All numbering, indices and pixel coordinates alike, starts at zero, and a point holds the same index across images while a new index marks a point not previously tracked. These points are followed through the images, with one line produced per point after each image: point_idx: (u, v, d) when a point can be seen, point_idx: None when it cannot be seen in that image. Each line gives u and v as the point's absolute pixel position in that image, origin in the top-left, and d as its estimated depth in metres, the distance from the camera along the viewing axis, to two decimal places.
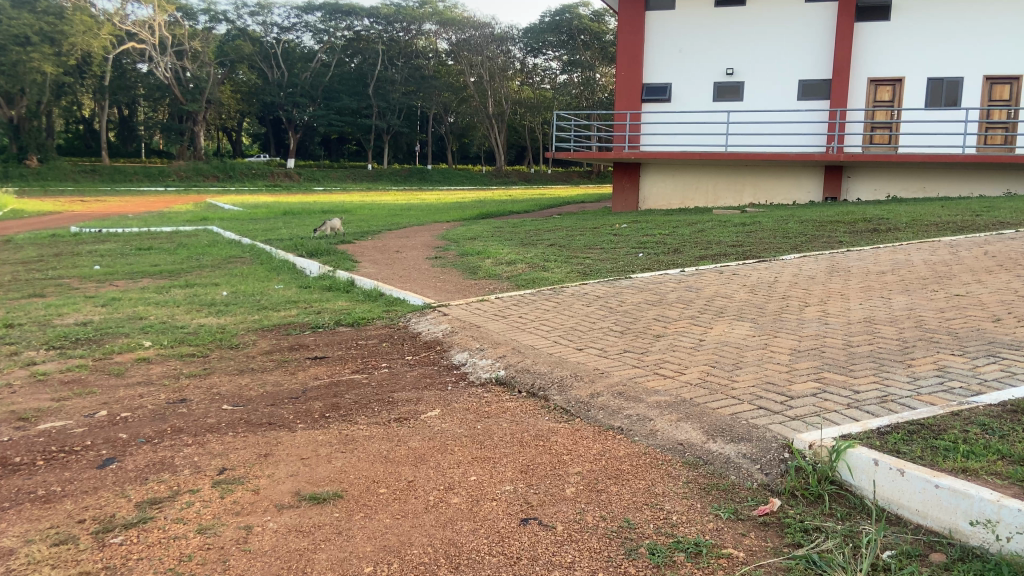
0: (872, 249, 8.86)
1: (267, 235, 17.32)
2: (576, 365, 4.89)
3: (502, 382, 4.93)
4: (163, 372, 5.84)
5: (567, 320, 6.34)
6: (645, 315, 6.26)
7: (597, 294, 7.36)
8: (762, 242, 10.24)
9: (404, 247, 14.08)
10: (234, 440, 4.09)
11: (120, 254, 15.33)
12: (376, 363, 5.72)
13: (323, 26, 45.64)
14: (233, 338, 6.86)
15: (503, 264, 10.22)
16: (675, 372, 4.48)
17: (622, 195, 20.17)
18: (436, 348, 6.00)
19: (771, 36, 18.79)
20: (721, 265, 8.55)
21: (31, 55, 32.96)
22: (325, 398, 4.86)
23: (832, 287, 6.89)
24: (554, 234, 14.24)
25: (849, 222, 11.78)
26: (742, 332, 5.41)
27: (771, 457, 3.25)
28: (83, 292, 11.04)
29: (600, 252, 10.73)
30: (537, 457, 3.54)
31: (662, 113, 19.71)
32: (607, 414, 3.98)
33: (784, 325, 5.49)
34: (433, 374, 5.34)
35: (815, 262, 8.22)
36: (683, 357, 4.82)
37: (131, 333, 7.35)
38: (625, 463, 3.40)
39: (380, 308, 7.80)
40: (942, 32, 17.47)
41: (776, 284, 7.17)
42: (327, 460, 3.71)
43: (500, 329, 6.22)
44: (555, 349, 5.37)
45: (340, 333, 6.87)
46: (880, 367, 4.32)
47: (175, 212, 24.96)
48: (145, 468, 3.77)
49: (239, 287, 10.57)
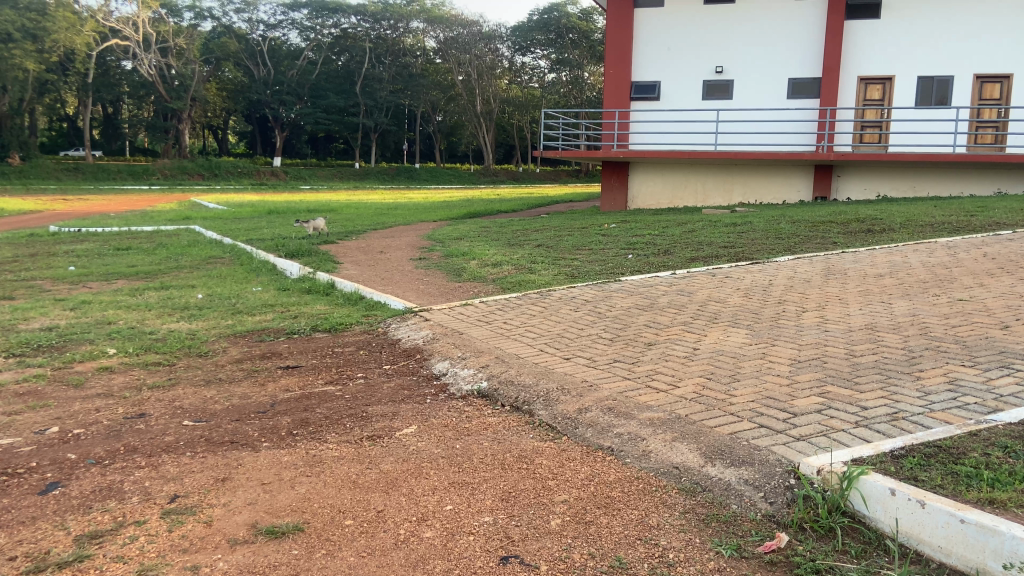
0: (867, 251, 8.60)
1: (249, 234, 16.93)
2: (562, 378, 4.58)
3: (485, 396, 4.62)
4: (125, 384, 5.49)
5: (554, 326, 6.04)
6: (636, 321, 5.97)
7: (586, 298, 7.08)
8: (755, 243, 9.99)
9: (389, 247, 13.76)
10: (192, 462, 3.77)
11: (97, 254, 14.90)
12: (351, 373, 5.39)
13: (310, 23, 44.84)
14: (202, 345, 6.52)
15: (488, 265, 9.91)
16: (668, 386, 4.19)
17: (610, 194, 19.92)
18: (416, 356, 5.69)
19: (760, 34, 18.57)
20: (713, 267, 8.26)
21: (11, 52, 32.26)
22: (295, 413, 4.53)
23: (830, 290, 6.63)
24: (542, 234, 13.95)
25: (842, 222, 11.56)
26: (738, 340, 5.10)
27: (775, 483, 2.97)
28: (54, 295, 10.63)
29: (588, 254, 10.43)
30: (520, 482, 3.23)
31: (651, 111, 19.45)
32: (596, 433, 3.68)
33: (781, 333, 5.21)
34: (412, 385, 5.02)
35: (810, 264, 7.96)
36: (677, 368, 4.52)
37: (97, 339, 7.00)
38: (616, 490, 3.11)
39: (359, 313, 7.47)
40: (931, 30, 17.29)
41: (771, 288, 6.91)
42: (290, 485, 3.39)
43: (484, 335, 5.90)
44: (541, 359, 5.06)
45: (316, 339, 6.55)
46: (887, 380, 4.04)
47: (158, 211, 24.45)
48: (89, 495, 3.43)
49: (215, 289, 10.21)
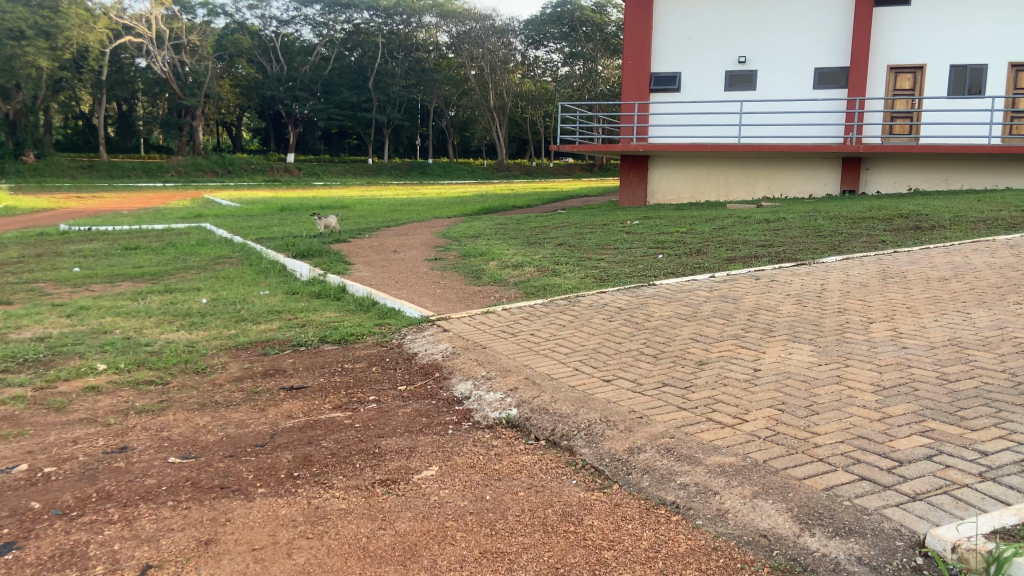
0: (922, 251, 7.90)
1: (261, 233, 16.42)
2: (605, 407, 3.93)
3: (516, 428, 4.00)
4: (111, 407, 4.91)
5: (589, 339, 5.40)
6: (680, 334, 5.31)
7: (620, 305, 6.45)
8: (795, 242, 9.29)
9: (403, 247, 13.15)
10: (173, 516, 3.18)
11: (104, 254, 14.38)
12: (362, 396, 4.77)
13: (323, 19, 44.15)
14: (200, 360, 5.93)
15: (509, 267, 9.27)
16: (734, 420, 3.54)
17: (630, 189, 19.25)
18: (435, 375, 5.07)
19: (786, 21, 17.81)
20: (755, 269, 7.58)
21: (25, 50, 31.94)
22: (296, 448, 3.92)
23: (894, 297, 5.97)
24: (562, 232, 13.34)
25: (886, 217, 10.84)
26: (804, 359, 4.44)
27: (898, 565, 2.34)
28: (53, 299, 10.10)
29: (615, 254, 9.76)
30: (568, 554, 2.61)
31: (671, 103, 18.73)
32: (656, 482, 3.04)
33: (853, 350, 4.55)
34: (431, 412, 4.40)
35: (863, 266, 7.30)
36: (740, 396, 3.87)
37: (87, 352, 6.42)
38: (689, 568, 2.48)
39: (371, 322, 6.87)
40: (966, 16, 16.46)
41: (825, 294, 6.26)
42: (286, 553, 2.77)
43: (510, 350, 5.27)
44: (578, 382, 4.41)
45: (325, 353, 5.95)
46: (999, 414, 3.40)
47: (169, 209, 23.96)
48: (47, 563, 2.83)
49: (221, 293, 9.65)
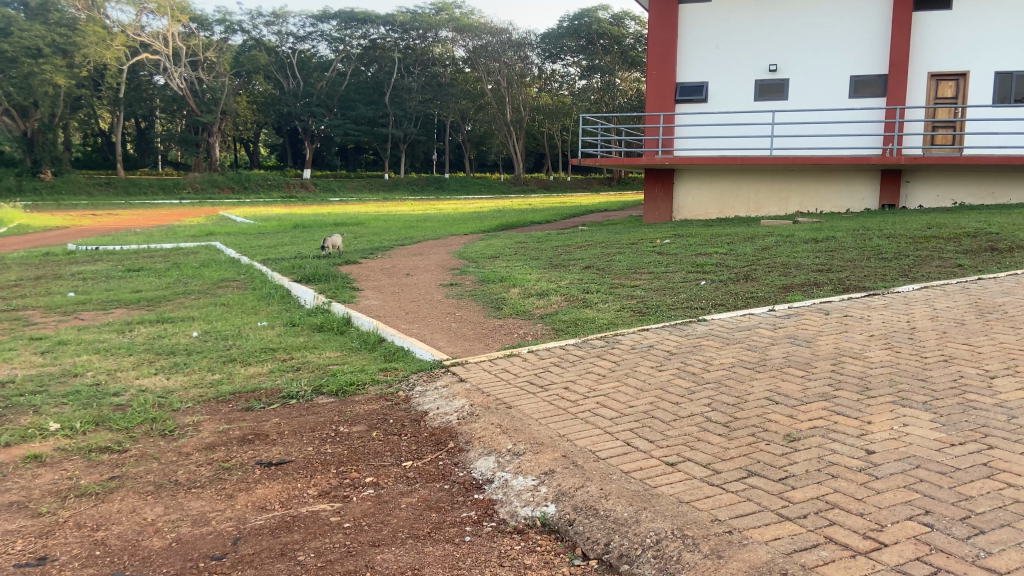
0: (1013, 279, 6.82)
1: (269, 253, 15.54)
2: (676, 509, 2.90)
3: (556, 537, 2.99)
4: (49, 487, 3.93)
5: (637, 398, 4.38)
6: (754, 392, 4.28)
7: (669, 347, 5.45)
8: (856, 266, 8.21)
9: (416, 269, 12.21)
10: None
11: (104, 277, 13.55)
12: (356, 476, 3.79)
13: (339, 35, 43.85)
14: (169, 420, 4.93)
15: (533, 295, 8.28)
16: (866, 542, 2.53)
17: (655, 204, 18.20)
18: (448, 446, 4.08)
19: (819, 27, 16.76)
20: (820, 301, 6.54)
21: (41, 67, 31.48)
22: (264, 565, 2.93)
23: (1005, 340, 4.91)
24: (586, 252, 12.33)
25: (950, 237, 9.72)
26: (929, 435, 3.41)
27: None
28: (35, 331, 9.21)
29: (650, 280, 8.78)
30: None
31: (697, 114, 17.71)
32: None
33: (989, 424, 3.50)
34: (443, 502, 3.43)
35: (950, 298, 6.23)
36: (863, 498, 2.85)
37: (44, 404, 5.47)
38: None
39: (376, 366, 5.89)
40: (1011, 20, 15.36)
41: (917, 335, 5.20)
42: None
43: (541, 413, 4.27)
44: (634, 465, 3.40)
45: (318, 408, 4.98)
46: None
47: (183, 227, 23.14)
48: None
49: (215, 324, 8.73)
